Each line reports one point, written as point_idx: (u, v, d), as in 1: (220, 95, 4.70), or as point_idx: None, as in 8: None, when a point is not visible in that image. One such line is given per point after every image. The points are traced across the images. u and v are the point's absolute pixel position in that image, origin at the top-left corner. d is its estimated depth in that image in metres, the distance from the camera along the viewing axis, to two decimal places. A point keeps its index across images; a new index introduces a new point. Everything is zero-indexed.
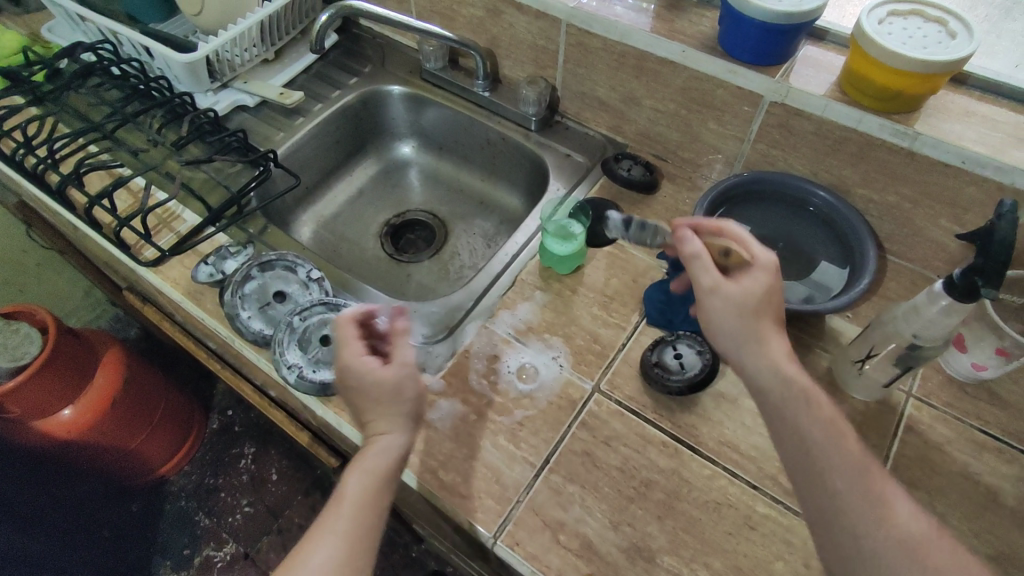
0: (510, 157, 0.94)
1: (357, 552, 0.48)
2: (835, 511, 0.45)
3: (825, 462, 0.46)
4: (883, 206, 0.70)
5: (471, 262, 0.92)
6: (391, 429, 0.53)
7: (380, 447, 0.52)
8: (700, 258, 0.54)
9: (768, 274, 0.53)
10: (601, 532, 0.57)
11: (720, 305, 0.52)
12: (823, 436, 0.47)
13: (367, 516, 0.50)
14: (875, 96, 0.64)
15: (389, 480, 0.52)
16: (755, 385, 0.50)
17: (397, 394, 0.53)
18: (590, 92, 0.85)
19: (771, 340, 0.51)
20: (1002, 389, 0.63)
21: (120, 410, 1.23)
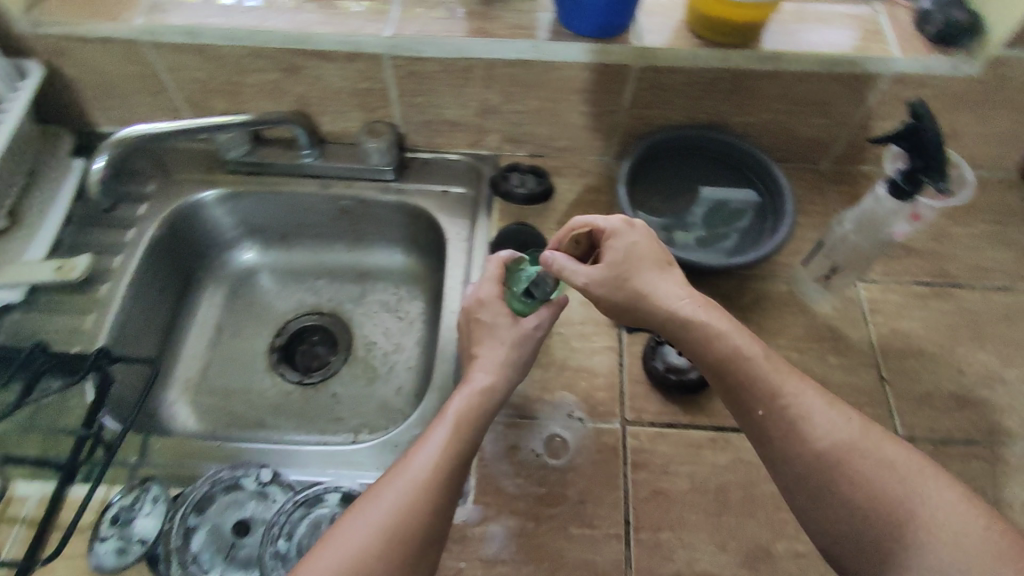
0: (376, 217, 0.81)
1: (451, 473, 0.49)
2: (816, 500, 0.46)
3: (794, 454, 0.47)
4: (760, 124, 0.74)
5: (392, 344, 0.80)
6: (486, 369, 0.57)
7: (481, 378, 0.56)
8: (561, 270, 0.56)
9: (622, 239, 0.56)
10: (715, 560, 0.55)
11: (604, 296, 0.56)
12: (785, 429, 0.47)
13: (465, 443, 0.51)
14: (722, 32, 0.65)
15: (487, 414, 0.54)
16: (717, 379, 0.51)
17: (521, 339, 0.59)
18: (438, 117, 0.76)
19: (662, 287, 0.54)
20: (909, 242, 0.73)
21: None
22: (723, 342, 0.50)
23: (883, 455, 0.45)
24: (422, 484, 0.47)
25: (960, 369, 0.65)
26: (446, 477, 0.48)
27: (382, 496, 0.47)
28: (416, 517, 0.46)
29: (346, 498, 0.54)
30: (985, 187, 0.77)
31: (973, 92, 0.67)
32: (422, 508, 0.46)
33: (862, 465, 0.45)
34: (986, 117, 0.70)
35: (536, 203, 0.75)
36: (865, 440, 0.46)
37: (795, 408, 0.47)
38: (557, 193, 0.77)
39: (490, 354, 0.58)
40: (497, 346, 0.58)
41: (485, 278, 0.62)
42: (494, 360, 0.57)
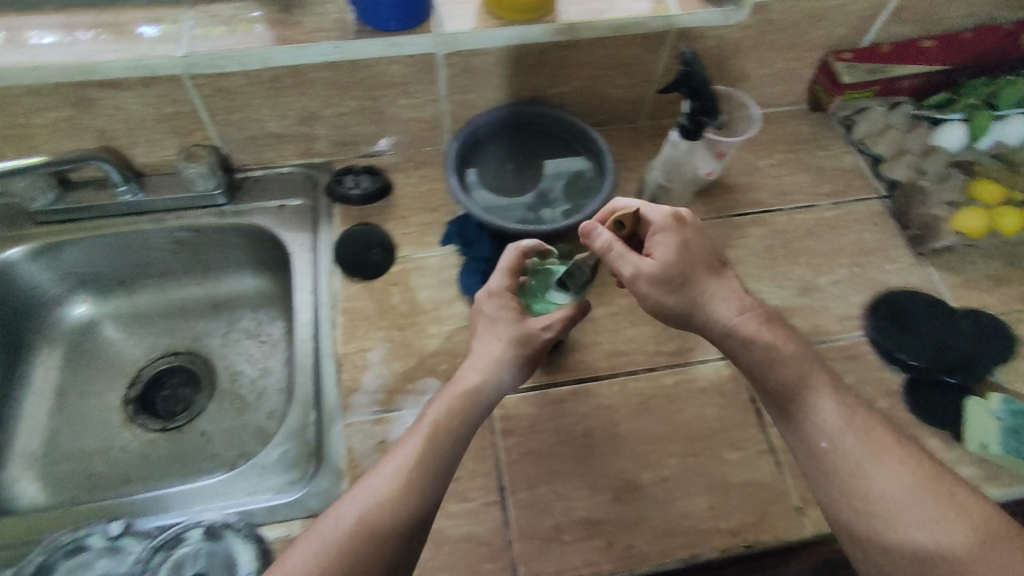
0: (217, 244, 0.78)
1: (424, 483, 0.49)
2: (870, 526, 0.49)
3: (851, 483, 0.50)
4: (574, 93, 0.78)
5: (258, 369, 0.78)
6: (474, 368, 0.55)
7: (471, 378, 0.55)
8: (609, 250, 0.54)
9: (665, 233, 0.54)
10: (589, 502, 0.57)
11: (642, 285, 0.54)
12: (850, 460, 0.51)
13: (441, 451, 0.51)
14: (517, 10, 0.66)
15: (471, 419, 0.54)
16: (780, 408, 0.55)
17: (523, 336, 0.57)
18: (260, 131, 0.74)
19: (714, 299, 0.55)
20: (724, 179, 0.79)
21: None
22: (782, 372, 0.54)
23: (940, 498, 0.48)
24: (381, 499, 0.48)
25: (781, 284, 0.72)
26: (409, 488, 0.48)
27: (342, 513, 0.48)
28: (368, 532, 0.46)
29: (209, 531, 0.52)
30: (782, 122, 0.86)
31: (748, 37, 0.74)
32: (380, 521, 0.47)
33: (896, 504, 0.49)
34: (765, 59, 0.78)
35: (377, 202, 0.76)
36: (927, 488, 0.49)
37: (858, 448, 0.51)
38: (397, 188, 0.78)
39: (485, 353, 0.57)
40: (491, 341, 0.57)
41: (502, 263, 0.60)
42: (488, 357, 0.56)
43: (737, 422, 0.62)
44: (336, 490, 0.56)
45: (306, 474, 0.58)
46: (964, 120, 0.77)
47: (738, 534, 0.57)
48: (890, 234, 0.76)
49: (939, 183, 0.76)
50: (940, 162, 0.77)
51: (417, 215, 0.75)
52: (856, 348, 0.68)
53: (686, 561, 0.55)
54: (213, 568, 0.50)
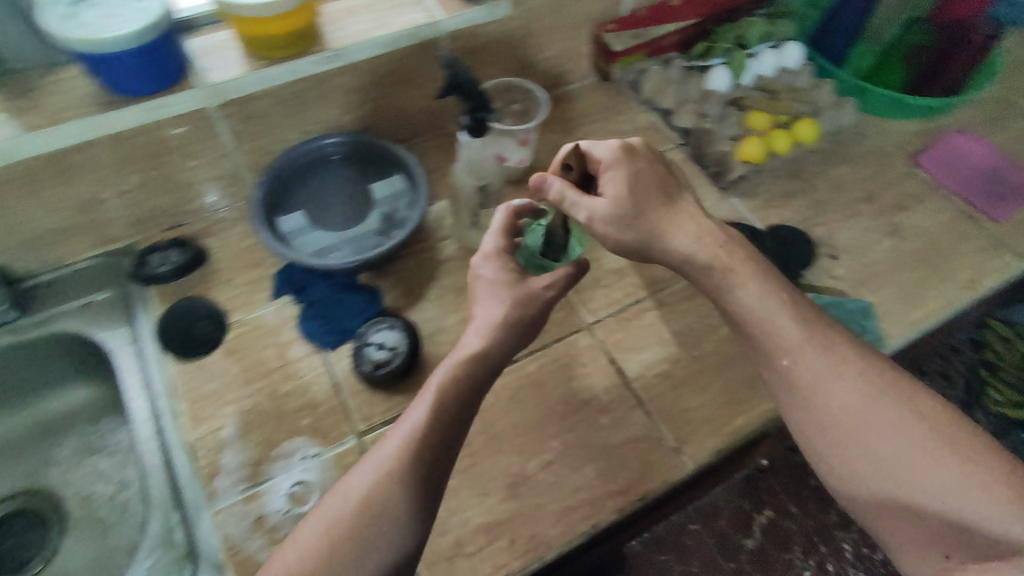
0: (22, 368, 0.70)
1: (432, 459, 0.48)
2: (832, 446, 0.50)
3: (807, 396, 0.51)
4: (372, 114, 0.77)
5: (116, 483, 0.72)
6: (478, 334, 0.55)
7: (473, 343, 0.55)
8: (561, 202, 0.58)
9: (614, 171, 0.57)
10: (483, 508, 0.58)
11: (601, 228, 0.57)
12: (809, 377, 0.51)
13: (455, 414, 0.51)
14: (281, 47, 0.64)
15: (477, 385, 0.54)
16: (738, 318, 0.55)
17: (527, 298, 0.58)
18: (34, 232, 0.66)
19: (671, 230, 0.57)
20: (539, 163, 0.83)
21: None
22: (736, 298, 0.55)
23: (897, 406, 0.49)
24: (389, 463, 0.48)
25: None
26: (418, 461, 0.48)
27: (367, 462, 0.49)
28: (379, 503, 0.46)
29: None
30: (579, 97, 0.90)
31: (520, 27, 0.77)
32: (393, 485, 0.47)
33: (858, 429, 0.49)
34: (541, 44, 0.81)
35: (194, 273, 0.71)
36: (888, 399, 0.50)
37: (820, 363, 0.51)
38: (214, 252, 0.73)
39: (496, 285, 0.58)
40: (490, 304, 0.57)
41: (496, 225, 0.61)
42: (486, 323, 0.56)
43: (602, 386, 0.65)
44: None
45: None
46: (725, 63, 0.85)
47: (628, 492, 0.59)
48: (695, 176, 0.83)
49: (721, 122, 0.84)
50: (717, 103, 0.84)
51: (241, 275, 0.71)
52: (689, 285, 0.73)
53: (588, 532, 0.57)
54: None
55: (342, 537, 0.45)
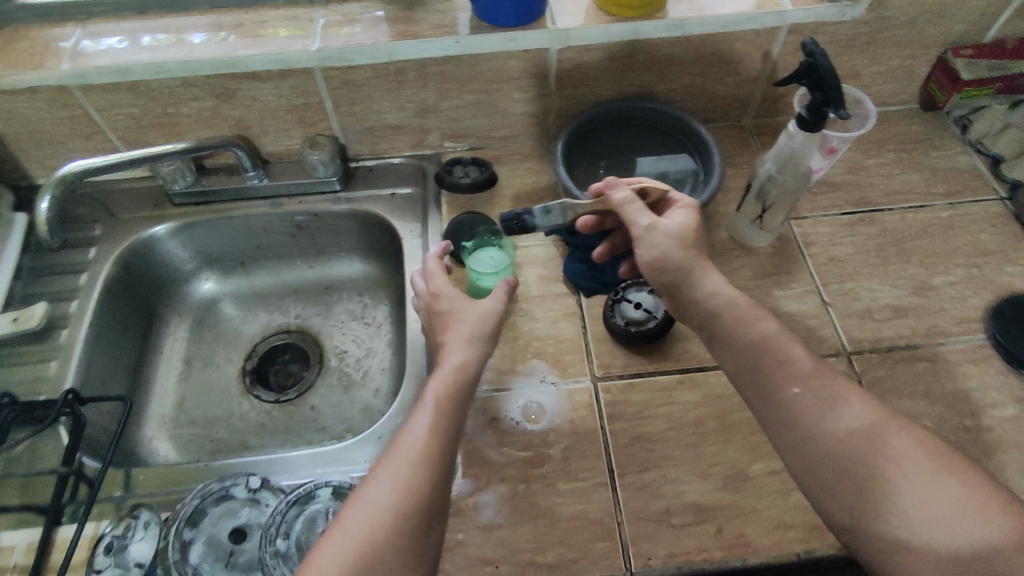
0: (332, 229, 0.83)
1: (444, 470, 0.46)
2: (837, 479, 0.44)
3: (816, 429, 0.46)
4: (681, 89, 0.78)
5: (364, 350, 0.81)
6: (460, 349, 0.53)
7: (456, 359, 0.52)
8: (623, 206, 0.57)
9: (689, 208, 0.57)
10: (699, 490, 0.57)
11: (644, 237, 0.55)
12: (816, 408, 0.46)
13: (453, 422, 0.48)
14: (627, 7, 0.68)
15: (465, 390, 0.50)
16: (740, 342, 0.50)
17: (484, 315, 0.55)
18: (377, 123, 0.78)
19: (707, 270, 0.53)
20: (831, 177, 0.78)
21: None
22: (755, 327, 0.50)
23: (907, 435, 0.44)
24: (412, 473, 0.44)
25: (896, 283, 0.70)
26: (433, 471, 0.45)
27: (383, 471, 0.45)
28: (413, 506, 0.43)
29: (338, 491, 0.55)
30: (891, 121, 0.83)
31: (862, 35, 0.73)
32: (421, 495, 0.44)
33: (870, 453, 0.44)
34: (875, 56, 0.76)
35: (484, 191, 0.78)
36: (894, 425, 0.45)
37: (824, 395, 0.47)
38: (503, 180, 0.80)
39: (467, 311, 0.56)
40: (468, 325, 0.55)
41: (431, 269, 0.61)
42: (463, 338, 0.54)
43: None
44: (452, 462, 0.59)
45: None
46: None
47: None
48: (1013, 236, 0.73)
49: None
50: None
51: (521, 206, 0.77)
52: (980, 350, 0.65)
53: (802, 555, 0.54)
54: None
55: (383, 538, 0.42)
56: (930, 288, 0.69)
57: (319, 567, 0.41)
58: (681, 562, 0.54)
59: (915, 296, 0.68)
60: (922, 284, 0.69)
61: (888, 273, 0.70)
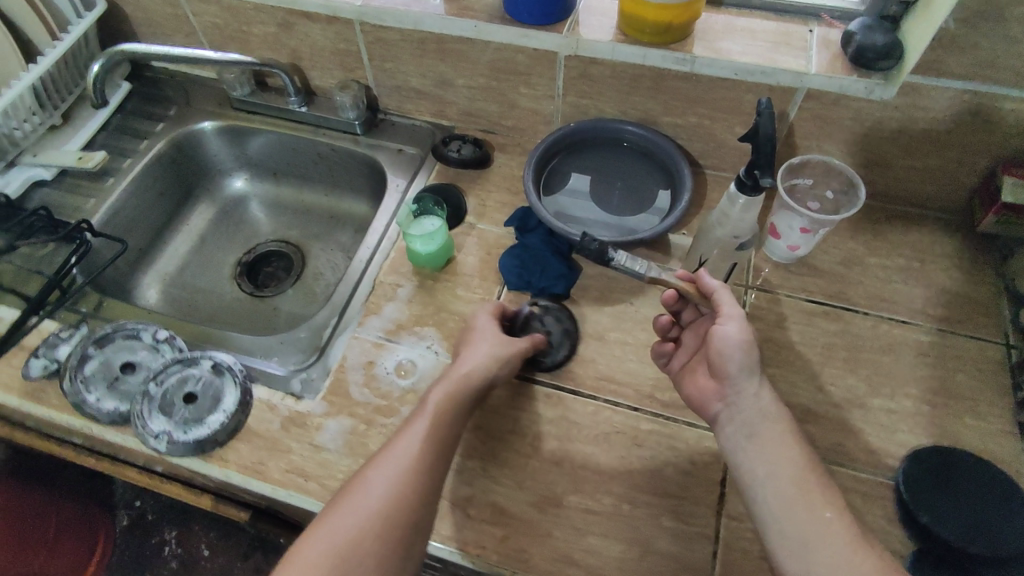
0: (347, 166, 0.92)
1: (432, 481, 0.54)
2: None
3: (825, 553, 0.48)
4: (687, 127, 0.77)
5: (337, 277, 0.91)
6: (469, 364, 0.60)
7: (465, 369, 0.60)
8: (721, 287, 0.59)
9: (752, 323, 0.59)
10: (509, 495, 0.59)
11: (740, 318, 0.56)
12: (840, 537, 0.48)
13: (448, 428, 0.57)
14: (653, 32, 0.68)
15: (460, 407, 0.58)
16: (785, 471, 0.53)
17: (506, 345, 0.63)
18: (404, 84, 0.85)
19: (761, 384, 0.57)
20: (816, 260, 0.73)
21: None
22: (789, 454, 0.54)
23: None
24: (403, 483, 0.52)
25: (825, 388, 0.64)
26: (422, 480, 0.53)
27: (378, 476, 0.53)
28: (399, 517, 0.51)
29: (216, 367, 0.65)
30: (919, 225, 0.75)
31: (891, 122, 0.67)
32: (409, 502, 0.52)
33: None
34: (911, 148, 0.69)
35: (472, 169, 0.83)
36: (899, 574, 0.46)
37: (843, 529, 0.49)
38: (496, 165, 0.84)
39: (487, 337, 0.63)
40: (485, 349, 0.62)
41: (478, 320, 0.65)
42: (478, 357, 0.61)
43: (695, 493, 0.59)
44: (319, 383, 0.66)
45: (305, 362, 0.68)
46: None
47: None
48: (990, 388, 0.63)
49: None
50: None
51: (499, 193, 0.81)
52: (875, 485, 0.59)
53: None
54: (204, 395, 0.63)
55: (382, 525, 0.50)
56: (858, 405, 0.63)
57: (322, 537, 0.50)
58: (457, 546, 0.57)
59: (836, 408, 0.63)
60: (852, 399, 0.63)
61: (822, 374, 0.65)
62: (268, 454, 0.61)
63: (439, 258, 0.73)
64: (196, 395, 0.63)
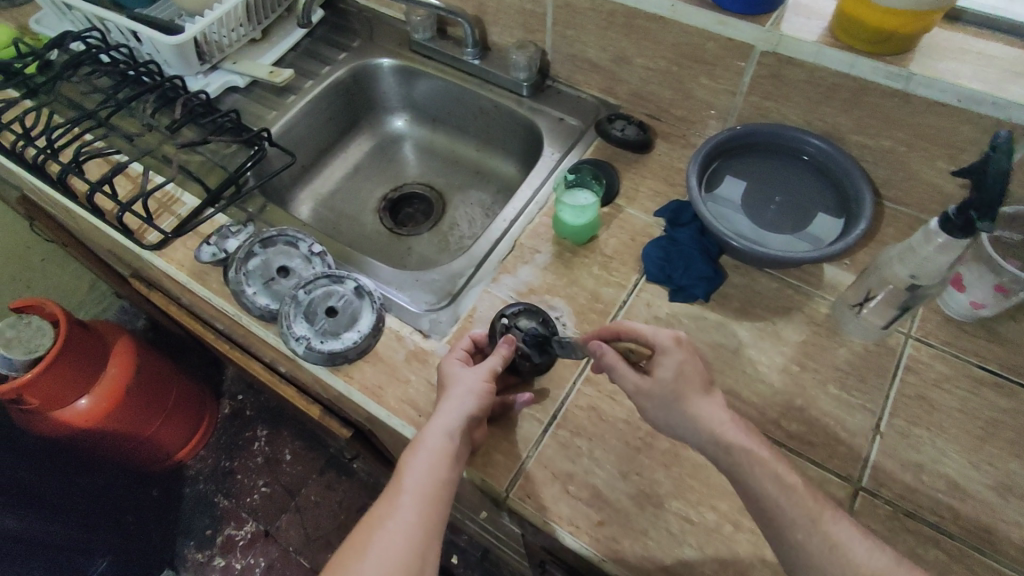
0: (505, 124, 0.93)
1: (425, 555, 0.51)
2: None
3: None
4: (878, 151, 0.70)
5: (472, 231, 0.93)
6: (445, 419, 0.56)
7: (437, 429, 0.55)
8: (605, 352, 0.56)
9: (669, 356, 0.53)
10: (610, 482, 0.58)
11: (628, 382, 0.55)
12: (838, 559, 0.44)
13: (439, 485, 0.53)
14: (868, 40, 0.62)
15: (448, 464, 0.54)
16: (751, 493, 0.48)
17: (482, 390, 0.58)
18: (580, 54, 0.84)
19: (706, 412, 0.51)
20: (997, 325, 0.65)
21: (64, 368, 1.08)
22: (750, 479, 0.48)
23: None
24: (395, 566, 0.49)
25: (979, 465, 0.57)
26: (417, 557, 0.50)
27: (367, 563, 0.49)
28: None
29: (358, 289, 0.68)
30: None
31: None
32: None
33: None
34: None
35: (631, 152, 0.81)
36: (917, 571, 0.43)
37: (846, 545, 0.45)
38: (655, 153, 0.82)
39: (457, 383, 0.58)
40: (465, 395, 0.57)
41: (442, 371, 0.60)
42: (455, 409, 0.56)
43: None
44: (446, 327, 0.68)
45: (437, 304, 0.70)
46: None
47: None
48: None
49: None
50: None
51: (653, 182, 0.79)
52: None
53: None
54: (344, 312, 0.66)
55: None
56: (1017, 493, 0.56)
57: None
58: (549, 516, 0.57)
59: (988, 489, 0.56)
60: (1011, 485, 0.56)
61: (979, 449, 0.58)
62: (389, 381, 0.64)
63: (583, 235, 0.72)
64: (337, 310, 0.67)
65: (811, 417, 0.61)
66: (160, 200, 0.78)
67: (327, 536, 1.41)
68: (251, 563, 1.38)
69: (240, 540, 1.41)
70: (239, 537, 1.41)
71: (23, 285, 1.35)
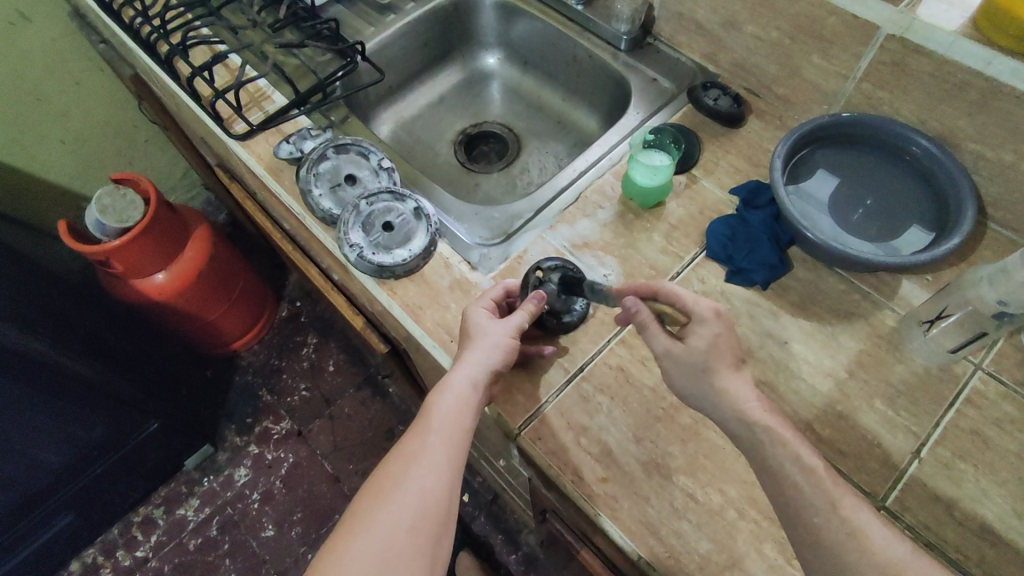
0: (596, 77, 0.90)
1: (454, 490, 0.53)
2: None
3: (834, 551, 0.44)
4: (995, 164, 0.64)
5: (540, 180, 0.93)
6: (471, 368, 0.56)
7: (462, 377, 0.56)
8: (640, 310, 0.54)
9: (707, 327, 0.52)
10: (623, 444, 0.58)
11: (665, 346, 0.54)
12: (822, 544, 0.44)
13: (464, 428, 0.55)
14: (1014, 36, 0.55)
15: (473, 411, 0.55)
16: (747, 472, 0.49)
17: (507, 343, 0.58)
18: (689, 14, 0.80)
19: (730, 381, 0.51)
20: None
21: (147, 241, 1.16)
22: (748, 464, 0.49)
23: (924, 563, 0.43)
24: (427, 500, 0.52)
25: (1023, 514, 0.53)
26: (448, 491, 0.53)
27: (400, 496, 0.51)
28: (439, 520, 0.52)
29: (418, 211, 0.69)
30: None
31: None
32: (434, 518, 0.51)
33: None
34: None
35: (720, 124, 0.77)
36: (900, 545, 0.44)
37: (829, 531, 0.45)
38: (744, 129, 0.77)
39: (484, 334, 0.58)
40: (491, 348, 0.57)
41: (468, 320, 0.60)
42: (480, 359, 0.57)
43: None
44: (495, 264, 0.68)
45: (489, 240, 0.70)
46: None
47: None
48: None
49: None
50: None
51: (736, 158, 0.75)
52: None
53: (641, 556, 0.53)
54: (399, 230, 0.68)
55: (422, 531, 0.51)
56: None
57: (363, 545, 0.50)
58: (556, 462, 0.57)
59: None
60: None
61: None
62: (429, 303, 0.65)
63: (651, 198, 0.70)
64: (394, 226, 0.68)
65: (849, 426, 0.58)
66: (252, 94, 0.81)
67: (352, 448, 1.48)
68: (280, 456, 1.48)
69: (275, 434, 1.51)
70: (274, 431, 1.51)
71: (126, 160, 1.45)
